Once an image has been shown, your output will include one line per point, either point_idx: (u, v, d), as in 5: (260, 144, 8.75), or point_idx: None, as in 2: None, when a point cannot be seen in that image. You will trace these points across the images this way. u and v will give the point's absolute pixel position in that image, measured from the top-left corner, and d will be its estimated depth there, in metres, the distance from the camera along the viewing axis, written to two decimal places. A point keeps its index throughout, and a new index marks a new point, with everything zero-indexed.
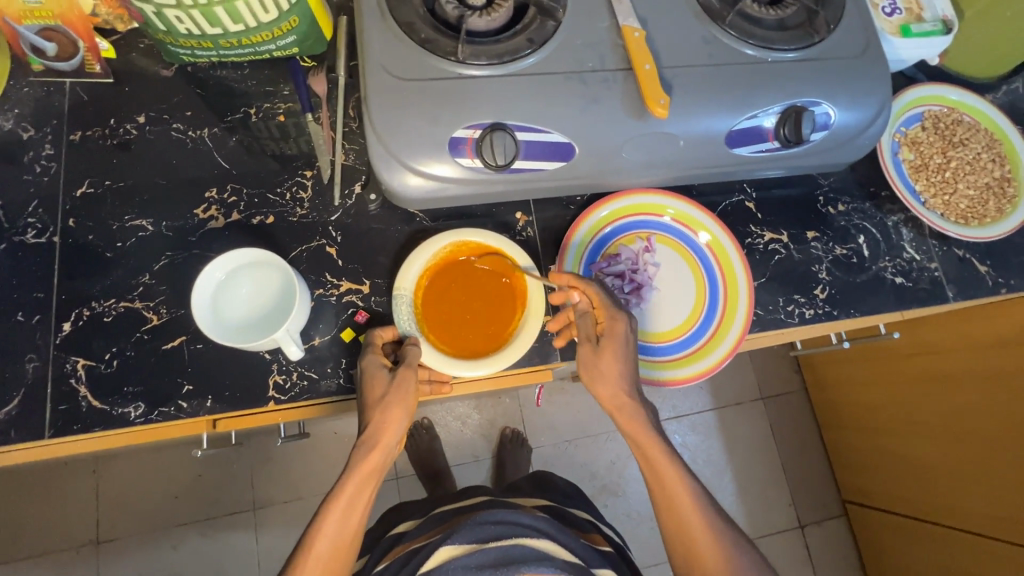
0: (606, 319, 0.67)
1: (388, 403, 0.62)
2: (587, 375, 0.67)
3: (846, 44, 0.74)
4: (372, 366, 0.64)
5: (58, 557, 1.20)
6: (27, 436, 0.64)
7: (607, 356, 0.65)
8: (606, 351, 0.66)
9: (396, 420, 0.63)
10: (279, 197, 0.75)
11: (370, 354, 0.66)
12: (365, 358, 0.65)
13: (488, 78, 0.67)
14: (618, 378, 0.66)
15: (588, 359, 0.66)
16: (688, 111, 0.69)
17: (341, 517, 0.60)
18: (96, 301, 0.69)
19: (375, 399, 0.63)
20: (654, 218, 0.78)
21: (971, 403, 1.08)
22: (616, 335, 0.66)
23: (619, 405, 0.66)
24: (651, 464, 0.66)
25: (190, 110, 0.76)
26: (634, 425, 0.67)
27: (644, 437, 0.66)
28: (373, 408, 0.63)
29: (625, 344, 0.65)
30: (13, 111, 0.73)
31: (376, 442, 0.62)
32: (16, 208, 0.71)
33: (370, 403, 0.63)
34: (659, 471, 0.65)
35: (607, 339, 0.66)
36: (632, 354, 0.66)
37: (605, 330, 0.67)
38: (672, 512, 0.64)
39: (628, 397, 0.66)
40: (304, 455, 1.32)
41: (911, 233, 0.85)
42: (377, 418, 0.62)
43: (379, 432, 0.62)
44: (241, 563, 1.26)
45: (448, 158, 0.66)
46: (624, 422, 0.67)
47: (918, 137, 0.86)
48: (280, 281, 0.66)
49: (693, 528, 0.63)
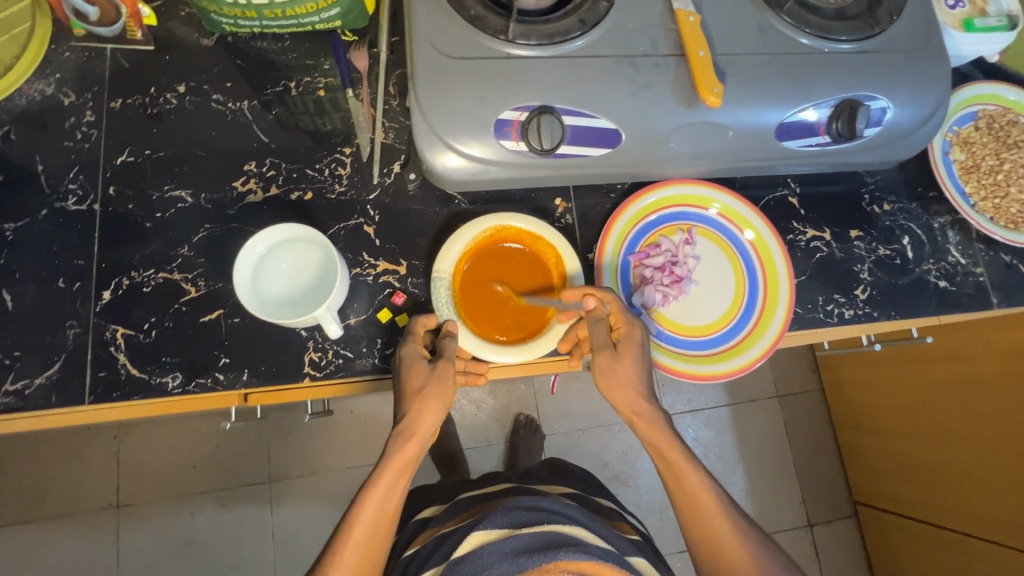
0: (625, 325, 0.67)
1: (427, 394, 0.63)
2: (604, 381, 0.66)
3: (906, 37, 0.72)
4: (411, 356, 0.65)
5: (80, 519, 1.23)
6: (67, 401, 0.64)
7: (628, 361, 0.66)
8: (625, 356, 0.66)
9: (435, 411, 0.63)
10: (318, 173, 0.74)
11: (410, 343, 0.65)
12: (405, 348, 0.65)
13: (537, 59, 0.65)
14: (637, 382, 0.66)
15: (605, 364, 0.66)
16: (740, 101, 0.67)
17: (379, 503, 0.60)
18: (135, 270, 0.69)
19: (414, 390, 0.63)
20: (697, 210, 0.76)
21: (995, 410, 1.06)
22: (633, 342, 0.66)
23: (637, 408, 0.67)
24: (668, 462, 0.66)
25: (230, 81, 0.76)
26: (650, 428, 0.67)
27: (660, 436, 0.67)
28: (412, 397, 0.63)
29: (642, 349, 0.66)
30: (55, 76, 0.72)
31: (413, 432, 0.63)
32: (57, 174, 0.70)
33: (408, 393, 0.63)
34: (677, 471, 0.65)
35: (626, 346, 0.66)
36: (648, 359, 0.67)
37: (623, 336, 0.67)
38: (696, 515, 0.63)
39: (645, 401, 0.67)
40: (322, 431, 1.33)
41: (957, 236, 0.83)
42: (416, 409, 0.63)
43: (417, 421, 0.63)
44: (258, 535, 1.28)
45: (492, 140, 0.65)
46: (640, 425, 0.67)
47: (971, 137, 0.83)
48: (320, 258, 0.66)
49: (712, 520, 0.62)
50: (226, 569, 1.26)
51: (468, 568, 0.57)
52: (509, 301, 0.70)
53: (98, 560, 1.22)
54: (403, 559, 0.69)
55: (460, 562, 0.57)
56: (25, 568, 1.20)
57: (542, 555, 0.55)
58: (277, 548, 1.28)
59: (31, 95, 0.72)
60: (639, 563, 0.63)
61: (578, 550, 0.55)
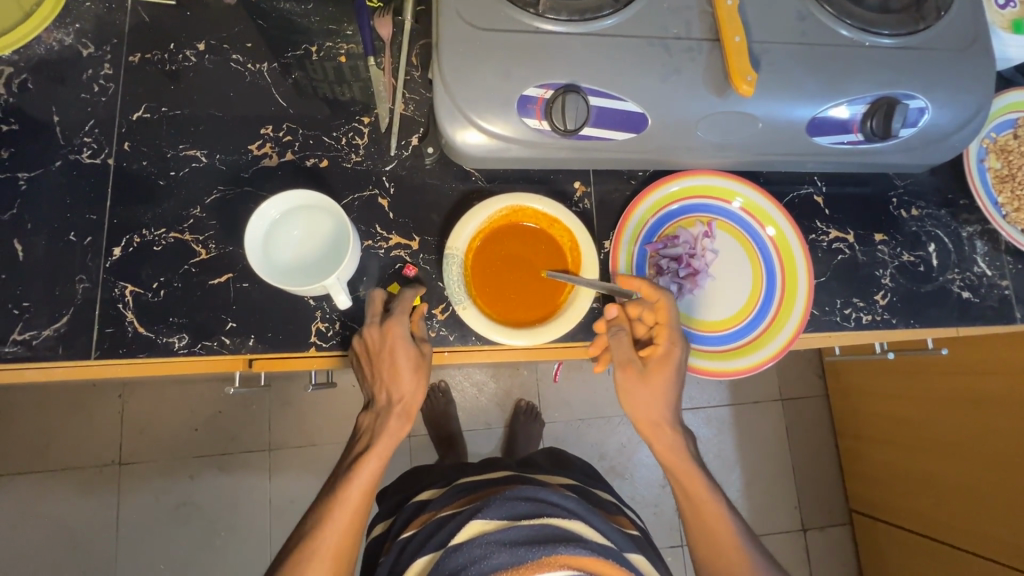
0: (665, 342, 0.64)
1: (422, 378, 0.64)
2: (628, 397, 0.65)
3: (952, 34, 0.69)
4: (403, 334, 0.62)
5: (81, 473, 1.25)
6: (74, 355, 0.64)
7: (659, 381, 0.64)
8: (656, 376, 0.64)
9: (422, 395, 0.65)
10: (335, 141, 0.73)
11: (400, 316, 0.63)
12: (396, 324, 0.62)
13: (565, 35, 0.63)
14: (661, 404, 0.65)
15: (628, 383, 0.64)
16: (774, 91, 0.65)
17: (364, 488, 0.61)
18: (146, 229, 0.68)
19: (411, 371, 0.62)
20: (719, 203, 0.74)
21: (1004, 428, 1.04)
22: (669, 361, 0.64)
23: (658, 431, 0.66)
24: (688, 494, 0.66)
25: (250, 42, 0.74)
26: (672, 454, 0.66)
27: (685, 467, 0.66)
28: (408, 378, 0.62)
29: (675, 373, 0.64)
30: (74, 27, 0.71)
31: (409, 412, 0.64)
32: (72, 126, 0.70)
33: (399, 375, 0.62)
34: (696, 502, 0.66)
35: (656, 366, 0.64)
36: (679, 383, 0.64)
37: (659, 354, 0.64)
38: (712, 545, 0.65)
39: (668, 426, 0.66)
40: (324, 403, 1.34)
41: (985, 247, 0.81)
42: (410, 390, 0.63)
43: (410, 400, 0.63)
44: (255, 501, 1.29)
45: (514, 117, 0.63)
46: (659, 449, 0.67)
47: (1009, 145, 0.80)
48: (333, 227, 0.65)
49: (727, 552, 0.64)
50: (223, 531, 1.28)
51: (465, 555, 0.56)
52: (535, 275, 0.69)
53: (98, 515, 1.24)
54: (399, 540, 0.69)
55: (458, 548, 0.57)
56: (27, 518, 1.22)
57: (542, 547, 0.54)
58: (273, 515, 1.29)
59: (49, 44, 0.71)
60: (637, 561, 0.62)
61: (577, 546, 0.54)
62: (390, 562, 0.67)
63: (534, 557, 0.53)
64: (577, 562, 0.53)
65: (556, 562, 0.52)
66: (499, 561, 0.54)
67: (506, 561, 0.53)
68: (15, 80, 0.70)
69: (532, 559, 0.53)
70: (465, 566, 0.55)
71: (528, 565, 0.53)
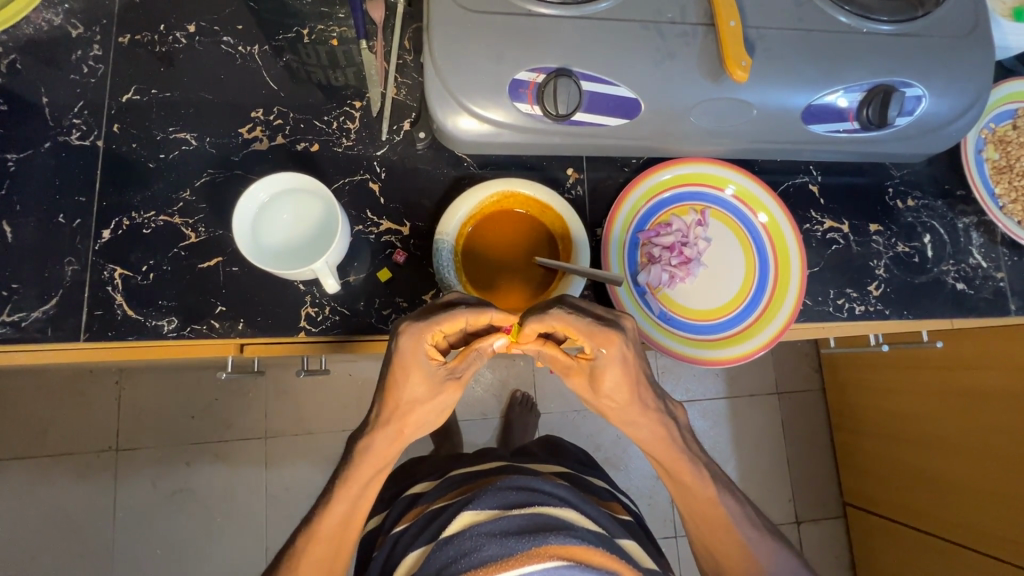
0: (595, 348, 0.58)
1: (418, 408, 0.61)
2: (588, 398, 0.65)
3: (952, 21, 0.68)
4: (409, 365, 0.58)
5: (78, 458, 1.25)
6: (62, 337, 0.64)
7: (616, 386, 0.60)
8: (610, 381, 0.60)
9: (420, 422, 0.63)
10: (326, 125, 0.72)
11: (407, 353, 0.57)
12: (404, 354, 0.58)
13: (557, 18, 0.62)
14: (625, 405, 0.62)
15: (582, 388, 0.64)
16: (768, 77, 0.64)
17: (346, 502, 0.62)
18: (135, 212, 0.68)
19: (405, 399, 0.60)
20: (713, 191, 0.74)
21: (997, 422, 1.04)
22: (618, 365, 0.58)
23: (632, 420, 0.64)
24: (676, 477, 0.67)
25: (241, 24, 0.73)
26: (653, 440, 0.65)
27: (670, 454, 0.66)
28: (402, 403, 0.61)
29: (630, 372, 0.59)
30: (63, 6, 0.71)
31: (396, 439, 0.62)
32: (62, 108, 0.69)
33: (395, 402, 0.61)
34: (684, 485, 0.66)
35: (601, 373, 0.60)
36: (634, 376, 0.60)
37: (596, 359, 0.59)
38: (703, 523, 0.67)
39: (645, 415, 0.64)
40: (320, 390, 1.35)
41: (982, 238, 0.81)
42: (403, 417, 0.61)
43: (403, 428, 0.62)
44: (250, 488, 1.30)
45: (506, 102, 0.62)
46: (633, 435, 0.66)
47: (1008, 136, 0.80)
48: (321, 209, 0.64)
49: (718, 527, 0.66)
50: (219, 518, 1.28)
51: (456, 547, 0.55)
52: (527, 261, 0.70)
53: (95, 499, 1.25)
54: (391, 535, 0.69)
55: (449, 541, 0.56)
56: (23, 502, 1.22)
57: (531, 538, 0.53)
58: (268, 502, 1.30)
59: (38, 25, 0.70)
60: (629, 547, 0.62)
61: (567, 535, 0.53)
62: (382, 557, 0.67)
63: (522, 549, 0.52)
64: (567, 551, 0.52)
65: (546, 553, 0.51)
66: (488, 552, 0.53)
67: (494, 552, 0.52)
68: (5, 59, 0.69)
69: (521, 550, 0.52)
70: (455, 559, 0.54)
71: (517, 556, 0.51)
